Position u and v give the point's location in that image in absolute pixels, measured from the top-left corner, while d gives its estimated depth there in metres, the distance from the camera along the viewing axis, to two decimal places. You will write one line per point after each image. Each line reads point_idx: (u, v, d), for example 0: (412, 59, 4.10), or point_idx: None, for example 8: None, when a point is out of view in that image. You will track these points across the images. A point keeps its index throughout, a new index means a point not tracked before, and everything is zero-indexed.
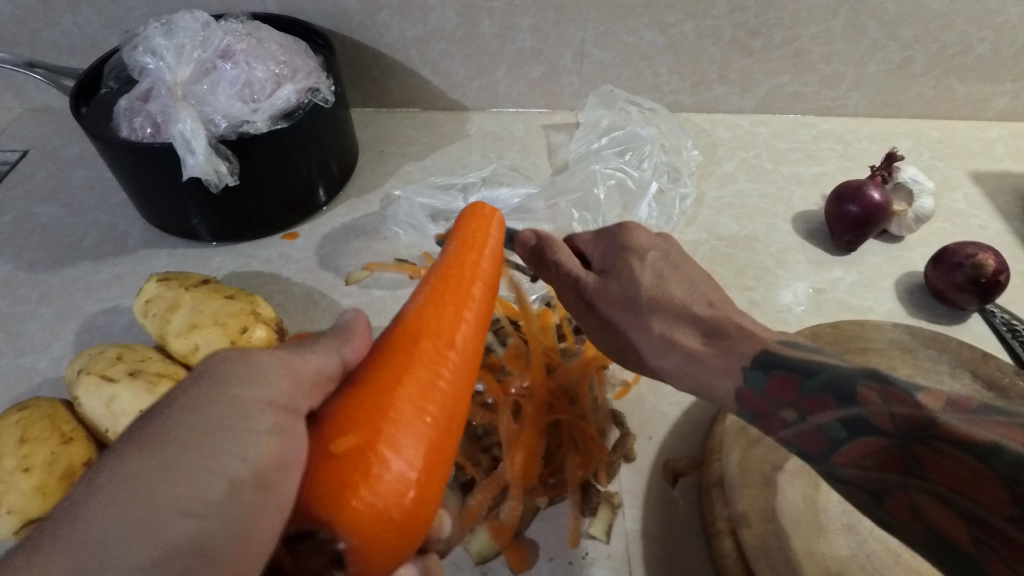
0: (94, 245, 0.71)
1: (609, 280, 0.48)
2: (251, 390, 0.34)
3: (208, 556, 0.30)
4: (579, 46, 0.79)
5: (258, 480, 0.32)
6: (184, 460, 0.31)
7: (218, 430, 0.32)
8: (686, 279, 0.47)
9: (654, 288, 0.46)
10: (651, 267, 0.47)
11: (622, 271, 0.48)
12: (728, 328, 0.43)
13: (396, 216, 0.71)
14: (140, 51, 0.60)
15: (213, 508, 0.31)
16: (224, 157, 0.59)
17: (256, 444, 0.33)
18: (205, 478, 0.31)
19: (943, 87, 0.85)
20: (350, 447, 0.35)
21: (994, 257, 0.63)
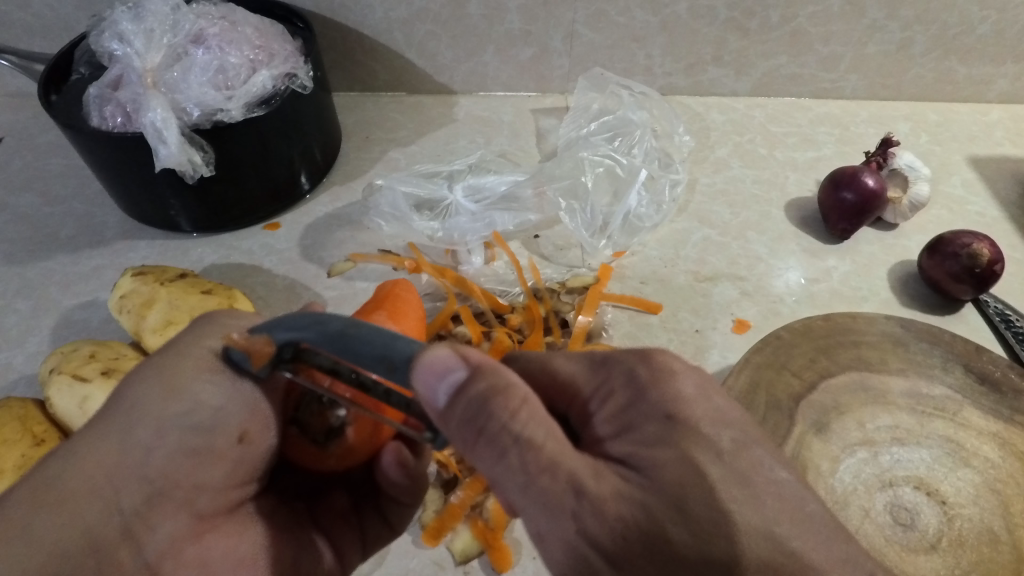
0: (71, 236, 0.69)
1: (649, 488, 0.32)
2: (231, 317, 0.40)
3: (228, 420, 0.37)
4: (569, 27, 0.77)
5: (262, 363, 0.38)
6: (196, 353, 0.37)
7: (216, 338, 0.38)
8: (741, 463, 0.33)
9: (714, 521, 0.31)
10: (694, 456, 0.33)
11: (669, 469, 0.32)
12: (737, 556, 0.30)
13: (379, 208, 0.69)
14: (107, 36, 0.58)
15: (223, 386, 0.37)
16: (198, 147, 0.57)
17: (250, 338, 0.39)
18: (214, 364, 0.37)
19: (943, 69, 0.83)
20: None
21: (989, 247, 0.62)
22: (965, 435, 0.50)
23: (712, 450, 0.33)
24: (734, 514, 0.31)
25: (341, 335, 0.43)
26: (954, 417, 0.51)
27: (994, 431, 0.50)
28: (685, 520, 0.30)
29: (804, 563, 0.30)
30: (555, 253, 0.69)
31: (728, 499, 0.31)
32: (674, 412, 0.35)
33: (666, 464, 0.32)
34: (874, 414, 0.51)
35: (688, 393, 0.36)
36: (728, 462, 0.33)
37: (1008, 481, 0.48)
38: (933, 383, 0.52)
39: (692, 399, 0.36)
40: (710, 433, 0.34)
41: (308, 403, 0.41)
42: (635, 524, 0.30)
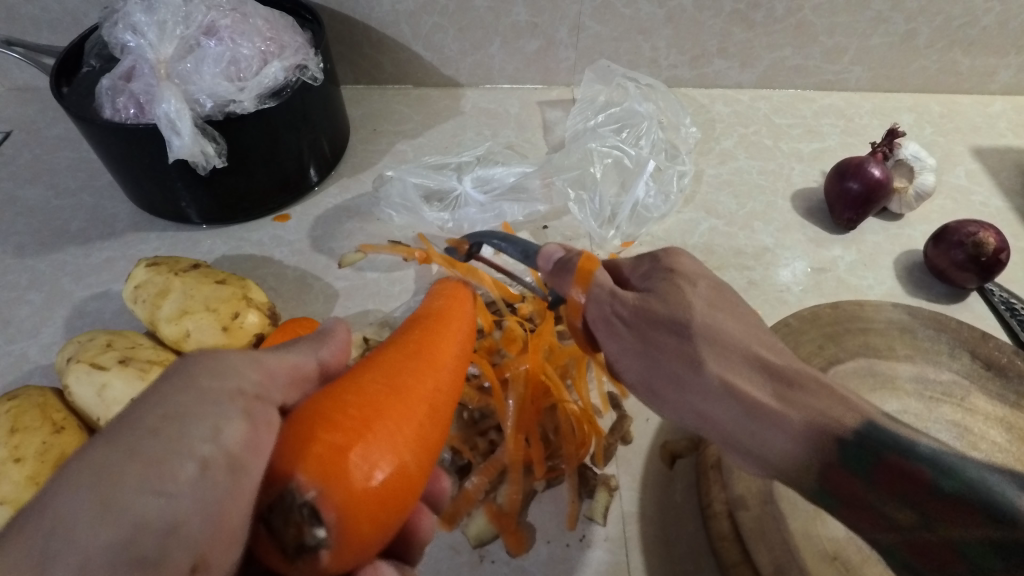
0: (81, 229, 0.69)
1: (650, 297, 0.41)
2: (218, 380, 0.33)
3: (181, 542, 0.29)
4: (576, 19, 0.77)
5: (232, 461, 0.31)
6: (150, 448, 0.30)
7: (187, 415, 0.31)
8: (744, 316, 0.41)
9: (684, 308, 0.40)
10: (702, 296, 0.41)
11: (667, 291, 0.41)
12: (800, 376, 0.37)
13: (389, 198, 0.69)
14: (119, 28, 0.58)
15: (185, 491, 0.30)
16: (211, 138, 0.57)
17: (228, 424, 0.32)
18: (173, 464, 0.30)
19: (947, 60, 0.83)
20: (332, 439, 0.32)
21: (995, 236, 0.62)
22: (972, 420, 0.51)
23: (694, 283, 0.42)
24: (695, 313, 0.40)
25: (349, 408, 0.34)
26: (961, 402, 0.52)
27: (1000, 415, 0.51)
28: (663, 305, 0.40)
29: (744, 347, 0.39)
30: (563, 244, 0.69)
31: (716, 316, 0.40)
32: (676, 267, 0.43)
33: (659, 287, 0.42)
34: (883, 400, 0.52)
35: (693, 271, 0.42)
36: (706, 292, 0.41)
37: (1014, 464, 0.49)
38: (940, 368, 0.53)
39: (693, 266, 0.43)
40: (698, 277, 0.42)
41: (281, 505, 0.31)
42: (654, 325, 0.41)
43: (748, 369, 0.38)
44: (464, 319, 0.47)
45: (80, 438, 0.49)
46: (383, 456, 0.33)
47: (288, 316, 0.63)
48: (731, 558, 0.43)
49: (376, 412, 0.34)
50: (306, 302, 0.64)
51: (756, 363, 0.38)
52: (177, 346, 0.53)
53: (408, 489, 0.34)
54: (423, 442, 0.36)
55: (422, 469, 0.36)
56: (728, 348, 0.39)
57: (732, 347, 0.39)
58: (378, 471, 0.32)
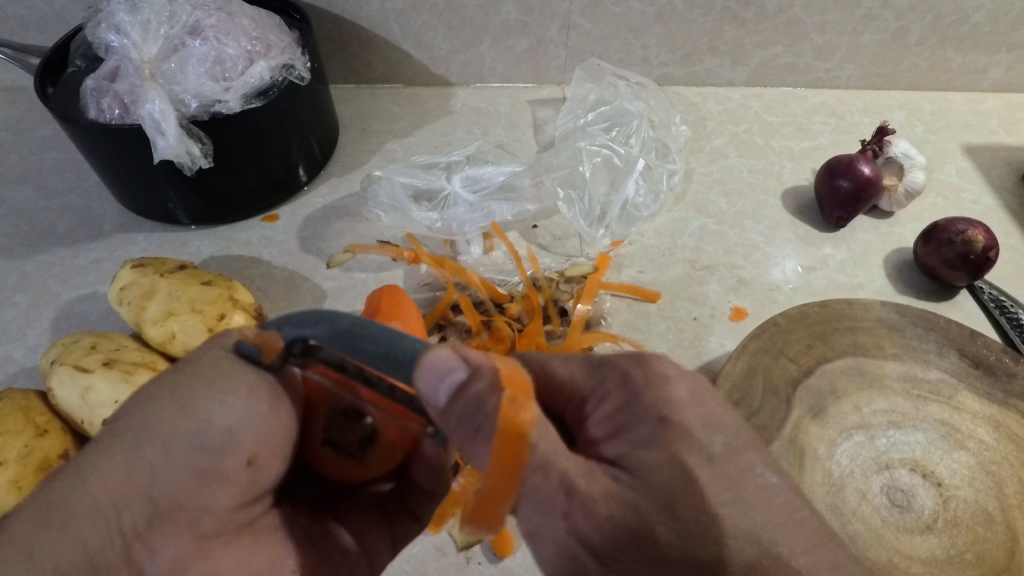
0: (69, 230, 0.69)
1: (636, 485, 0.36)
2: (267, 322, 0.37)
3: (235, 447, 0.36)
4: (566, 17, 0.77)
5: (277, 390, 0.35)
6: (214, 373, 0.35)
7: (240, 352, 0.36)
8: (743, 491, 0.37)
9: (709, 531, 0.35)
10: (706, 468, 0.37)
11: (656, 471, 0.36)
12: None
13: (377, 199, 0.68)
14: (103, 28, 0.58)
15: (237, 407, 0.35)
16: (196, 138, 0.57)
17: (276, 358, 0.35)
18: (231, 383, 0.35)
19: (938, 58, 0.83)
20: (360, 347, 0.36)
21: (984, 233, 0.63)
22: (960, 418, 0.51)
23: (701, 455, 0.37)
24: (726, 518, 0.36)
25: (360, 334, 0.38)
26: (949, 401, 0.51)
27: (988, 413, 0.51)
28: (672, 521, 0.35)
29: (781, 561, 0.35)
30: (553, 243, 0.69)
31: (717, 504, 0.36)
32: (666, 415, 0.38)
33: (658, 471, 0.36)
34: (871, 399, 0.52)
35: (683, 422, 0.38)
36: (713, 459, 0.37)
37: (1001, 463, 0.49)
38: (929, 367, 0.53)
39: (682, 401, 0.39)
40: (701, 439, 0.38)
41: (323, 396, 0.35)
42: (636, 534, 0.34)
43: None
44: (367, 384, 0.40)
45: (64, 441, 0.48)
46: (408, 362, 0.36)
47: (276, 317, 0.62)
48: None
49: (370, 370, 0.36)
50: (294, 302, 0.63)
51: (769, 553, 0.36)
52: (162, 348, 0.53)
53: None
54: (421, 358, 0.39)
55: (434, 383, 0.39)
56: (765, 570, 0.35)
57: (747, 538, 0.36)
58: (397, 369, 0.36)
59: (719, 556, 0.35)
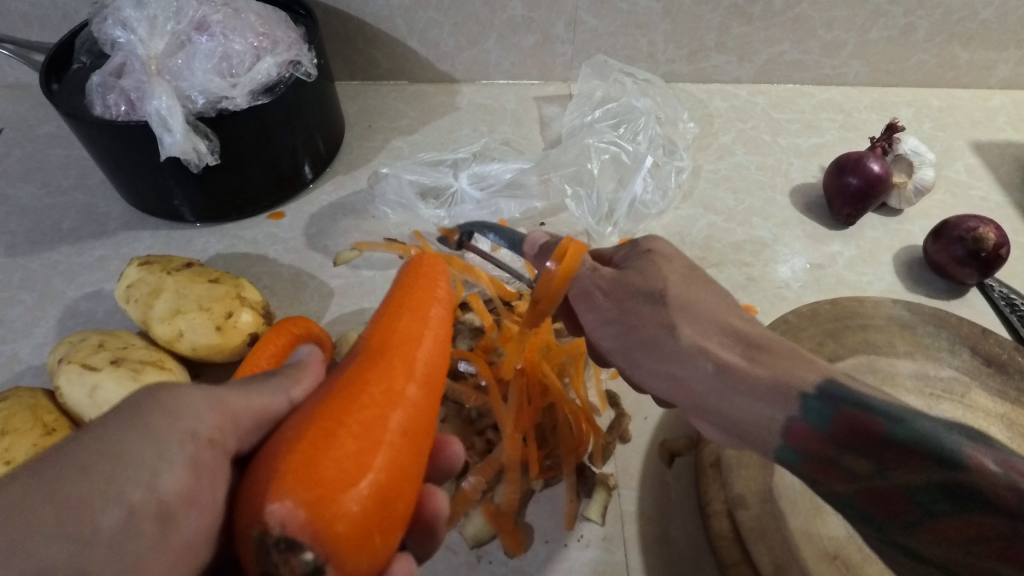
0: (73, 228, 0.69)
1: (628, 273, 0.41)
2: (167, 420, 0.31)
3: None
4: (572, 13, 0.77)
5: (163, 514, 0.30)
6: (80, 491, 0.28)
7: (127, 457, 0.30)
8: (716, 290, 0.41)
9: (668, 287, 0.40)
10: (678, 272, 0.41)
11: (645, 268, 0.41)
12: (773, 344, 0.37)
13: (384, 195, 0.69)
14: (109, 24, 0.57)
15: (105, 542, 0.28)
16: (203, 135, 0.57)
17: (168, 471, 0.30)
18: (110, 504, 0.29)
19: (946, 54, 0.83)
20: (320, 466, 0.31)
21: (994, 231, 0.62)
22: (972, 416, 0.50)
23: (667, 259, 0.42)
24: (673, 290, 0.40)
25: (313, 435, 0.32)
26: (962, 399, 0.51)
27: (1001, 412, 0.51)
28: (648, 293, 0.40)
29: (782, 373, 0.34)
30: None
31: (683, 293, 0.40)
32: (652, 250, 0.43)
33: (643, 267, 0.41)
34: None
35: (668, 249, 0.43)
36: (689, 283, 0.40)
37: None
38: (940, 365, 0.53)
39: (672, 249, 0.43)
40: (674, 256, 0.42)
41: (266, 542, 0.29)
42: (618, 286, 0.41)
43: (724, 337, 0.38)
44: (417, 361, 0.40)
45: None
46: (360, 475, 0.32)
47: (283, 315, 0.62)
48: (731, 557, 0.43)
49: (338, 436, 0.32)
50: (301, 301, 0.63)
51: (736, 341, 0.37)
52: (170, 346, 0.53)
53: (398, 483, 0.33)
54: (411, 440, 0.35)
55: (406, 489, 0.34)
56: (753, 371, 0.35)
57: (717, 328, 0.38)
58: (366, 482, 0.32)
59: (668, 291, 0.40)
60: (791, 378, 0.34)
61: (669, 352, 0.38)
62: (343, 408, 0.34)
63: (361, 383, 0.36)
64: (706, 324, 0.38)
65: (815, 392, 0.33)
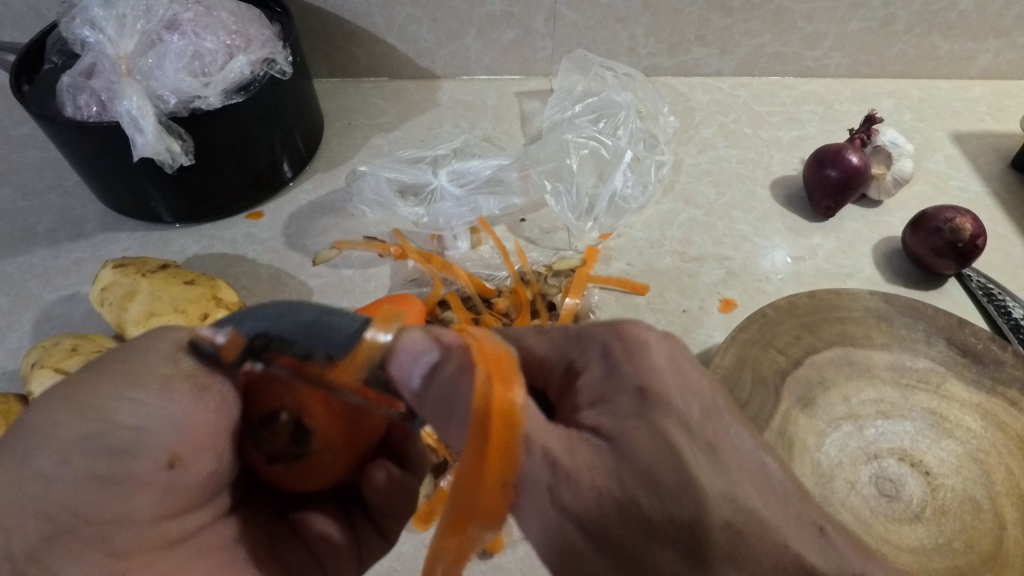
0: (49, 230, 0.68)
1: (625, 471, 0.29)
2: (179, 333, 0.35)
3: (147, 445, 0.32)
4: (552, 8, 0.76)
5: (195, 381, 0.34)
6: (121, 366, 0.33)
7: (149, 353, 0.34)
8: (730, 463, 0.31)
9: (689, 492, 0.29)
10: (698, 449, 0.31)
11: (645, 447, 0.30)
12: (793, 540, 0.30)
13: (362, 194, 0.68)
14: (78, 23, 0.56)
15: (149, 403, 0.33)
16: (176, 135, 0.56)
17: (187, 353, 0.34)
18: (143, 375, 0.33)
19: (925, 45, 0.83)
20: (318, 344, 0.36)
21: (971, 221, 0.63)
22: (948, 407, 0.51)
23: (683, 427, 0.31)
24: (711, 502, 0.29)
25: (309, 335, 0.37)
26: (937, 389, 0.52)
27: (977, 402, 0.51)
28: (659, 497, 0.29)
29: (737, 501, 0.30)
30: (541, 237, 0.69)
31: (695, 463, 0.30)
32: (646, 384, 0.33)
33: (638, 438, 0.30)
34: (859, 389, 0.52)
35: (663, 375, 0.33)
36: (705, 439, 0.32)
37: (989, 451, 0.49)
38: (917, 356, 0.53)
39: (664, 371, 0.33)
40: (682, 404, 0.32)
41: (261, 421, 0.35)
42: (601, 484, 0.29)
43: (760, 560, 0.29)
44: None
45: None
46: None
47: None
48: None
49: None
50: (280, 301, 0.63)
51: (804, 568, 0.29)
52: None
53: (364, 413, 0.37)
54: None
55: (386, 389, 0.38)
56: (757, 553, 0.29)
57: (743, 510, 0.30)
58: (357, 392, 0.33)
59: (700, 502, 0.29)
60: (805, 566, 0.29)
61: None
62: None
63: None
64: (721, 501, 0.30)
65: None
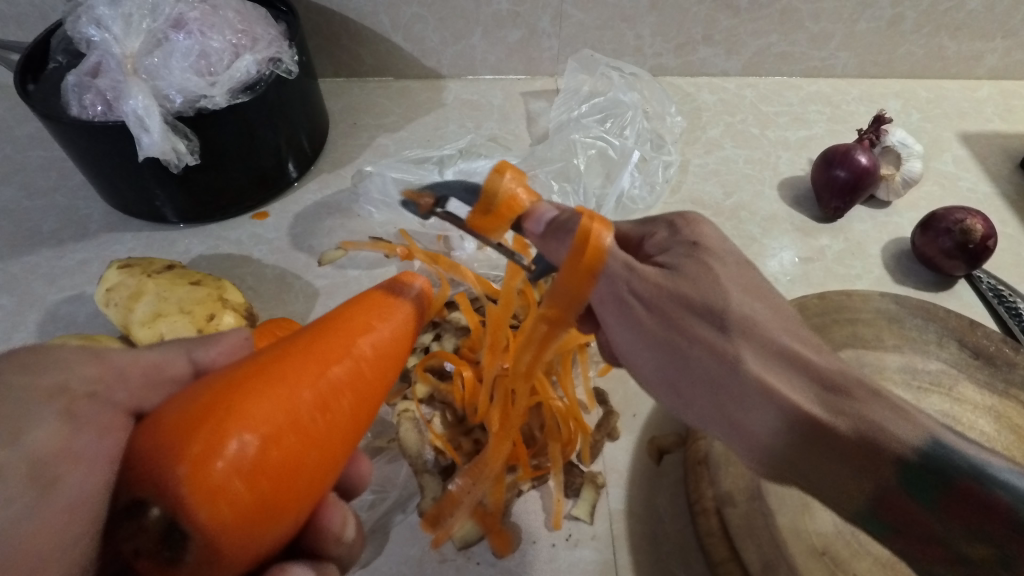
0: (54, 230, 0.68)
1: (677, 278, 0.36)
2: (37, 377, 0.33)
3: None
4: (559, 7, 0.76)
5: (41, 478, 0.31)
6: None
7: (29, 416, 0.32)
8: (775, 306, 0.36)
9: (716, 292, 0.36)
10: (733, 280, 0.36)
11: (695, 272, 0.36)
12: (849, 383, 0.33)
13: (368, 194, 0.68)
14: (84, 22, 0.56)
15: (28, 503, 0.30)
16: (182, 135, 0.56)
17: (42, 427, 0.32)
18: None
19: (933, 46, 0.82)
20: (214, 416, 0.30)
21: (982, 223, 0.62)
22: (961, 409, 0.50)
23: (721, 261, 0.37)
24: (731, 297, 0.35)
25: (223, 394, 0.31)
26: (950, 392, 0.51)
27: (989, 404, 0.51)
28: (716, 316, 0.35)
29: (763, 328, 0.35)
30: None
31: (750, 309, 0.35)
32: (700, 241, 0.38)
33: (690, 271, 0.36)
34: None
35: (713, 241, 0.38)
36: (736, 279, 0.37)
37: (1002, 454, 0.48)
38: (929, 358, 0.53)
39: (714, 238, 0.39)
40: (723, 253, 0.38)
41: (126, 511, 0.29)
42: (663, 291, 0.36)
43: (786, 369, 0.34)
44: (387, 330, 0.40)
45: None
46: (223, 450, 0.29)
47: (267, 316, 0.61)
48: (719, 554, 0.43)
49: (213, 414, 0.30)
50: (285, 301, 0.62)
51: (816, 375, 0.33)
52: None
53: (272, 487, 0.31)
54: (294, 432, 0.32)
55: (300, 481, 0.32)
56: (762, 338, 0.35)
57: (772, 342, 0.34)
58: (246, 436, 0.30)
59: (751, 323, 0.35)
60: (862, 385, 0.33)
61: (752, 403, 0.33)
62: (230, 394, 0.31)
63: (272, 357, 0.35)
64: (768, 345, 0.34)
65: (875, 395, 0.32)
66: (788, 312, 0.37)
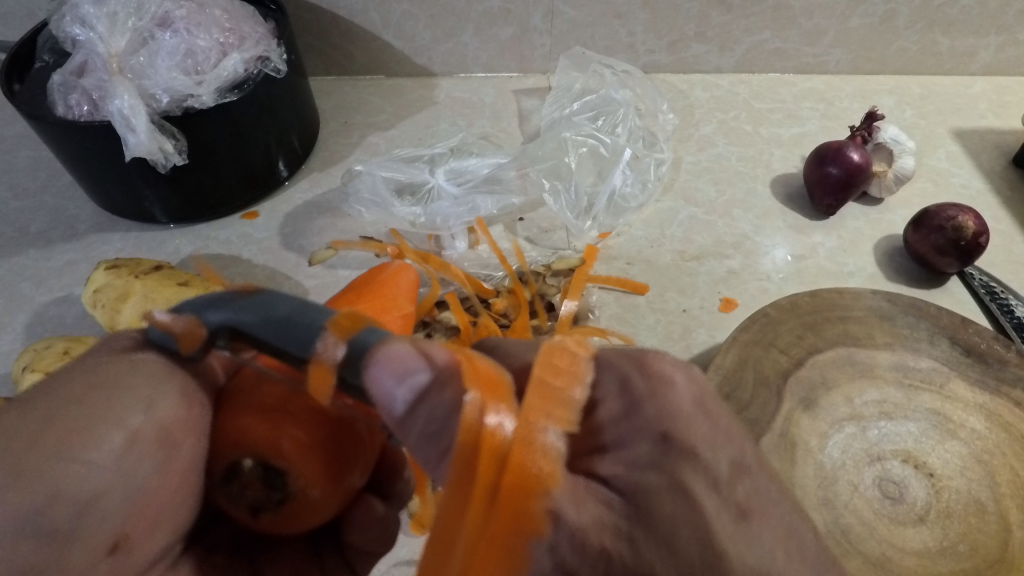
0: (42, 231, 0.67)
1: (637, 528, 0.26)
2: (150, 356, 0.32)
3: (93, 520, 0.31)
4: (549, 4, 0.75)
5: (158, 444, 0.31)
6: (70, 421, 0.29)
7: (123, 385, 0.30)
8: (762, 527, 0.27)
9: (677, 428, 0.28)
10: (718, 497, 0.27)
11: (661, 507, 0.26)
12: None
13: (358, 194, 0.67)
14: (69, 21, 0.56)
15: (107, 461, 0.30)
16: (169, 135, 0.55)
17: (160, 402, 0.31)
18: (92, 446, 0.30)
19: (926, 41, 0.82)
20: (269, 422, 0.30)
21: (974, 219, 0.62)
22: (952, 408, 0.50)
23: (701, 471, 0.27)
24: (694, 541, 0.26)
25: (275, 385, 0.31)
26: (940, 389, 0.51)
27: (981, 402, 0.50)
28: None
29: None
30: (539, 236, 0.68)
31: (722, 535, 0.26)
32: (671, 430, 0.28)
33: (654, 493, 0.26)
34: (863, 389, 0.51)
35: (689, 430, 0.28)
36: (716, 484, 0.27)
37: (993, 452, 0.48)
38: (920, 356, 0.52)
39: (687, 410, 0.28)
40: (704, 452, 0.28)
41: (226, 474, 0.32)
42: (612, 562, 0.25)
43: None
44: (400, 301, 0.52)
45: None
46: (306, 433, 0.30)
47: None
48: None
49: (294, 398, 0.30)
50: None
51: None
52: None
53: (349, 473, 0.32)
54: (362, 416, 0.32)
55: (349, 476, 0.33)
56: None
57: None
58: (292, 442, 0.30)
59: None
60: None
61: None
62: None
63: None
64: (691, 564, 0.25)
65: None
66: (770, 494, 0.28)
